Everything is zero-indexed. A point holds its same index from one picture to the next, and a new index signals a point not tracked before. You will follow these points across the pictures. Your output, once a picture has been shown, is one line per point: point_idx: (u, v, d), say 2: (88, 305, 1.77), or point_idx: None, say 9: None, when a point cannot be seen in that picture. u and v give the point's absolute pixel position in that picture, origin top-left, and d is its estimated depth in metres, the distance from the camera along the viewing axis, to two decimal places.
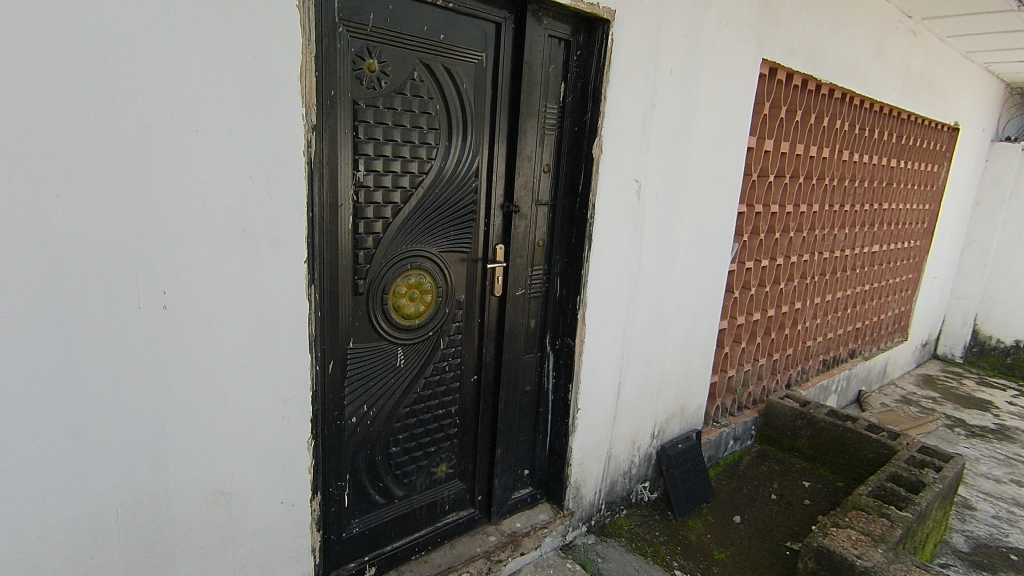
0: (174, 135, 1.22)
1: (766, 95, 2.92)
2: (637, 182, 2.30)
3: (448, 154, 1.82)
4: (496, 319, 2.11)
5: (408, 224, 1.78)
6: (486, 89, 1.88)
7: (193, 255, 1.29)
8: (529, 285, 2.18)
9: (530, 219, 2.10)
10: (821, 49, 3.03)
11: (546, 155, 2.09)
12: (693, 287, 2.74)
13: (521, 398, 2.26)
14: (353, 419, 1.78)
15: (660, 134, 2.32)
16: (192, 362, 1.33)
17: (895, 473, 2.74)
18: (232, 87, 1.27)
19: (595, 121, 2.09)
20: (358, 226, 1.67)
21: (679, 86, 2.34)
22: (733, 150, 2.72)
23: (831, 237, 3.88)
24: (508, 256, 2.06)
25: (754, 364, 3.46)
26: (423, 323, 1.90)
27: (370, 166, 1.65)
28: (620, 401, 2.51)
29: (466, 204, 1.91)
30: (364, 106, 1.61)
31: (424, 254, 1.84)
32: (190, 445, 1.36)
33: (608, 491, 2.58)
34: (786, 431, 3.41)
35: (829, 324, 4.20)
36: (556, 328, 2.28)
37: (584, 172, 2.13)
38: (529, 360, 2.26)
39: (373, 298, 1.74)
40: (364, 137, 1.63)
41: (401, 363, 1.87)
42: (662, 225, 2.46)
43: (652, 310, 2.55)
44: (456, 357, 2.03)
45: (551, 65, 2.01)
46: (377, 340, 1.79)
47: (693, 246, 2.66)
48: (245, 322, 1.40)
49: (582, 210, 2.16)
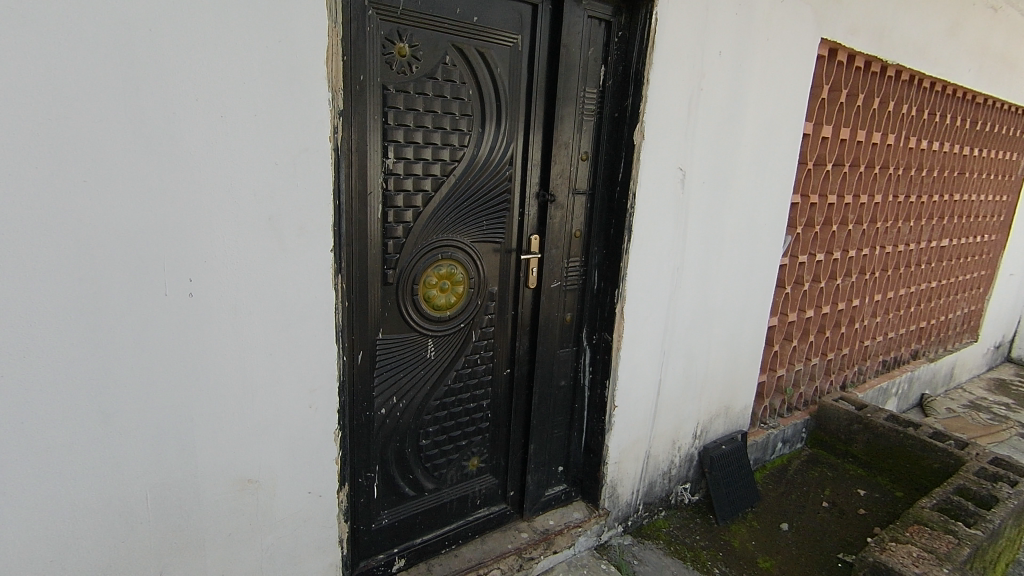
0: (200, 121, 1.21)
1: (825, 77, 2.72)
2: (681, 170, 2.18)
3: (481, 140, 1.77)
4: (530, 312, 2.05)
5: (439, 213, 1.74)
6: (521, 75, 1.81)
7: (220, 241, 1.28)
8: (565, 277, 2.10)
9: (566, 208, 2.02)
10: (887, 27, 2.80)
11: (585, 143, 2.01)
12: (741, 282, 2.59)
13: (556, 393, 2.19)
14: (383, 410, 1.77)
15: (706, 120, 2.19)
16: (220, 350, 1.33)
17: (963, 485, 2.52)
18: (259, 73, 1.26)
19: (637, 105, 1.98)
20: (388, 215, 1.64)
21: (729, 69, 2.20)
22: (788, 136, 2.53)
23: (894, 230, 3.62)
24: (543, 247, 1.99)
25: (806, 364, 3.29)
26: (454, 316, 1.86)
27: (400, 154, 1.62)
28: (659, 399, 2.41)
29: (500, 192, 1.86)
30: (394, 91, 1.57)
31: (456, 244, 1.80)
32: (217, 432, 1.37)
33: (646, 492, 2.49)
34: (840, 435, 3.22)
35: (890, 322, 3.94)
36: (593, 322, 2.19)
37: (625, 160, 2.03)
38: (565, 355, 2.18)
39: (404, 287, 1.71)
40: (394, 123, 1.59)
41: (432, 355, 1.84)
42: (707, 215, 2.33)
43: (695, 305, 2.42)
44: (488, 350, 1.98)
45: (591, 47, 1.92)
46: (407, 331, 1.77)
47: (741, 239, 2.51)
48: (271, 310, 1.38)
49: (622, 199, 2.06)
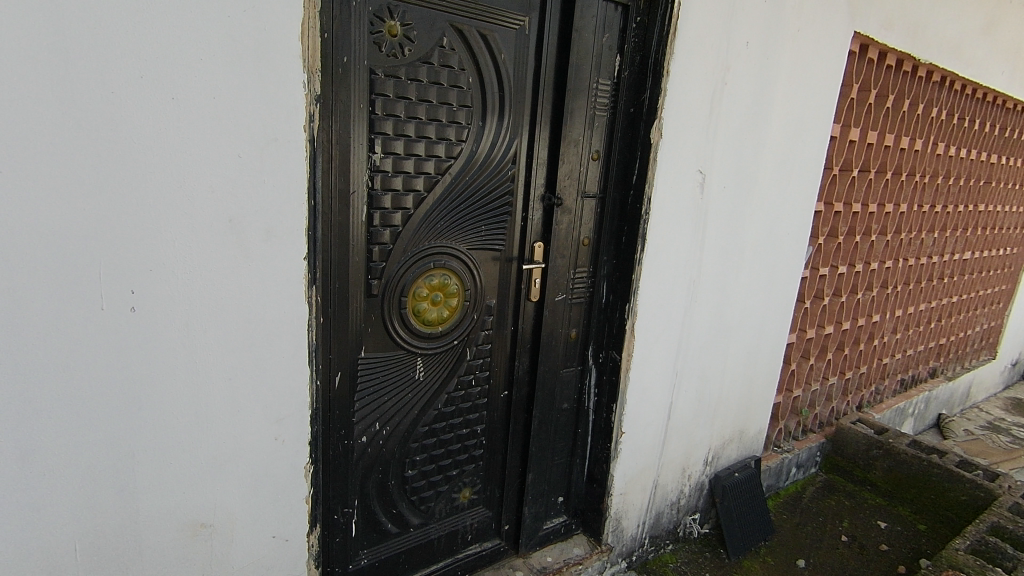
0: (145, 101, 1.00)
1: (855, 77, 2.52)
2: (701, 173, 1.97)
3: (481, 135, 1.57)
4: (532, 327, 1.85)
5: (432, 217, 1.53)
6: (528, 63, 1.61)
7: (168, 246, 1.07)
8: (572, 290, 1.90)
9: (574, 213, 1.82)
10: (922, 23, 2.60)
11: (597, 140, 1.80)
12: (760, 297, 2.39)
13: (558, 417, 1.99)
14: (363, 438, 1.57)
15: (730, 119, 1.99)
16: (169, 375, 1.13)
17: (997, 523, 2.33)
18: (217, 45, 1.05)
19: (655, 100, 1.78)
20: (373, 217, 1.43)
21: (757, 63, 2.00)
22: (815, 138, 2.33)
23: (918, 242, 3.42)
24: (548, 256, 1.79)
25: (823, 384, 3.09)
26: (447, 332, 1.65)
27: (388, 148, 1.42)
28: (670, 424, 2.20)
29: (500, 195, 1.66)
30: (383, 77, 1.37)
31: (450, 252, 1.60)
32: (164, 469, 1.16)
33: (653, 524, 2.29)
34: (858, 461, 3.02)
35: (910, 339, 3.74)
36: (601, 339, 1.99)
37: (640, 161, 1.83)
38: (569, 375, 1.98)
39: (390, 300, 1.51)
40: (382, 113, 1.39)
41: (421, 376, 1.64)
42: (727, 224, 2.13)
43: (712, 322, 2.22)
44: (484, 370, 1.79)
45: (606, 34, 1.72)
46: (393, 349, 1.56)
47: (763, 250, 2.31)
48: (230, 328, 1.17)
49: (635, 205, 1.86)
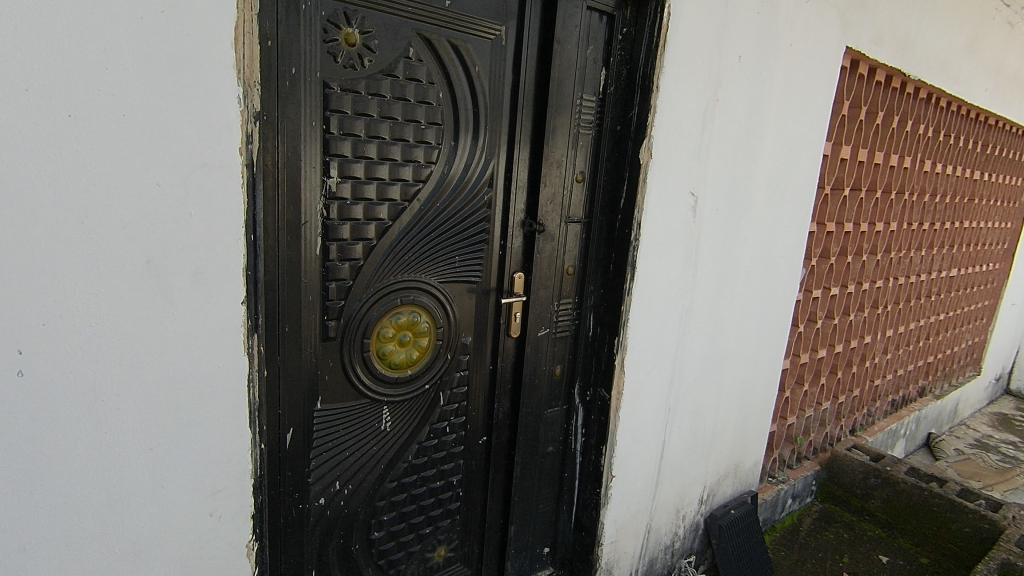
0: (34, 119, 0.80)
1: (846, 92, 2.42)
2: (693, 196, 1.84)
3: (453, 156, 1.41)
4: (512, 365, 1.68)
5: (398, 248, 1.36)
6: (505, 77, 1.46)
7: (67, 295, 0.87)
8: (556, 324, 1.73)
9: (557, 240, 1.66)
10: (911, 38, 2.52)
11: (581, 160, 1.65)
12: (755, 324, 2.25)
13: (542, 462, 1.82)
14: (321, 501, 1.37)
15: (723, 137, 1.86)
16: (71, 452, 0.91)
17: (1007, 560, 2.21)
18: (127, 51, 0.85)
19: (643, 117, 1.64)
20: (329, 250, 1.25)
21: (749, 78, 1.87)
22: (809, 157, 2.22)
23: (907, 260, 3.34)
24: (529, 287, 1.63)
25: (817, 409, 2.97)
26: (417, 376, 1.47)
27: (346, 172, 1.24)
28: (663, 463, 2.04)
29: (476, 222, 1.50)
30: (339, 91, 1.20)
31: (420, 286, 1.43)
32: (66, 566, 0.94)
33: (646, 571, 2.11)
34: (855, 489, 2.89)
35: (900, 358, 3.66)
36: (588, 375, 1.83)
37: (629, 182, 1.68)
38: (553, 416, 1.81)
39: (350, 343, 1.33)
40: (338, 132, 1.21)
41: (388, 426, 1.45)
42: (720, 248, 2.00)
43: (705, 352, 2.07)
44: (460, 415, 1.61)
45: (590, 45, 1.58)
46: (355, 398, 1.38)
47: (757, 274, 2.17)
48: (150, 391, 0.97)
49: (624, 230, 1.71)
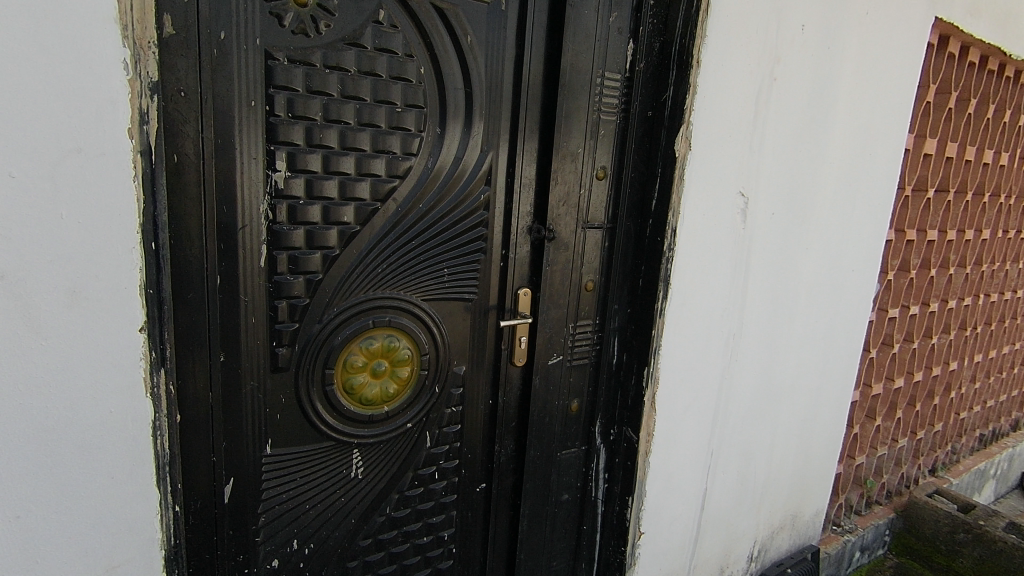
0: None
1: (933, 75, 2.03)
2: (743, 197, 1.52)
3: (438, 146, 1.15)
4: (518, 399, 1.41)
5: (368, 258, 1.11)
6: (504, 52, 1.20)
7: None
8: (572, 350, 1.44)
9: (573, 250, 1.37)
10: (1015, 9, 2.10)
11: (603, 153, 1.36)
12: (818, 351, 1.89)
13: (555, 513, 1.53)
14: (273, 563, 1.14)
15: (781, 128, 1.54)
16: None
17: None
18: None
19: (680, 99, 1.34)
20: (277, 261, 1.01)
21: (815, 55, 1.54)
22: (889, 152, 1.85)
23: (1001, 274, 2.87)
24: (537, 306, 1.35)
25: (891, 447, 2.55)
26: (395, 413, 1.22)
27: (298, 164, 1.00)
28: (704, 516, 1.72)
29: (469, 227, 1.23)
30: (286, 62, 0.96)
31: (397, 305, 1.17)
32: None
33: None
34: (938, 544, 2.45)
35: (990, 387, 3.15)
36: (611, 411, 1.53)
37: (662, 180, 1.38)
38: (570, 459, 1.52)
39: (308, 375, 1.09)
40: (286, 114, 0.97)
41: (359, 473, 1.20)
42: (777, 261, 1.66)
43: (756, 385, 1.74)
44: (452, 459, 1.34)
45: (614, 11, 1.29)
46: (316, 441, 1.13)
47: (820, 291, 1.82)
48: (15, 446, 0.74)
49: (656, 238, 1.40)
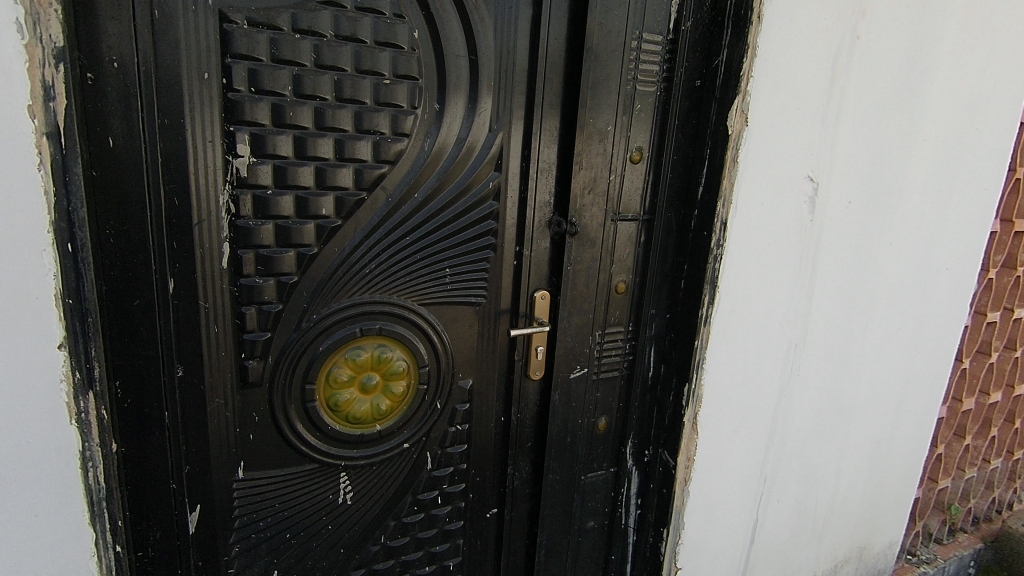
0: None
1: None
2: (813, 183, 1.26)
3: (437, 125, 0.98)
4: (534, 415, 1.23)
5: (353, 257, 0.95)
6: (518, 10, 1.00)
7: None
8: (600, 362, 1.24)
9: (602, 246, 1.17)
10: None
11: (640, 131, 1.14)
12: (900, 363, 1.61)
13: (578, 542, 1.35)
14: None
15: (864, 98, 1.26)
16: None
17: None
18: None
19: (734, 65, 1.11)
20: (243, 262, 0.87)
21: (912, 7, 1.25)
22: (1001, 126, 1.52)
23: None
24: (558, 312, 1.16)
25: (983, 469, 2.21)
26: (388, 433, 1.07)
27: (265, 147, 0.85)
28: (753, 549, 1.50)
29: (475, 219, 1.05)
30: (247, 26, 0.80)
31: (389, 311, 1.01)
32: None
33: None
34: None
35: None
36: (645, 430, 1.33)
37: (709, 164, 1.16)
38: (597, 483, 1.33)
39: (284, 390, 0.95)
40: (248, 88, 0.82)
41: (348, 499, 1.06)
42: (852, 259, 1.40)
43: (822, 403, 1.49)
44: (458, 482, 1.18)
45: None
46: (296, 464, 1.00)
47: (905, 294, 1.54)
48: None
49: (701, 232, 1.18)
